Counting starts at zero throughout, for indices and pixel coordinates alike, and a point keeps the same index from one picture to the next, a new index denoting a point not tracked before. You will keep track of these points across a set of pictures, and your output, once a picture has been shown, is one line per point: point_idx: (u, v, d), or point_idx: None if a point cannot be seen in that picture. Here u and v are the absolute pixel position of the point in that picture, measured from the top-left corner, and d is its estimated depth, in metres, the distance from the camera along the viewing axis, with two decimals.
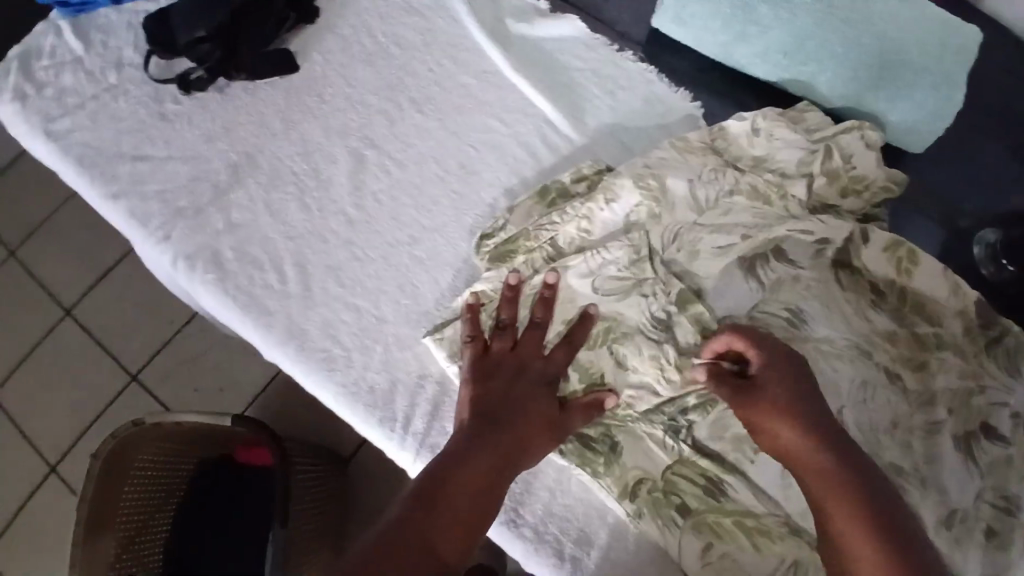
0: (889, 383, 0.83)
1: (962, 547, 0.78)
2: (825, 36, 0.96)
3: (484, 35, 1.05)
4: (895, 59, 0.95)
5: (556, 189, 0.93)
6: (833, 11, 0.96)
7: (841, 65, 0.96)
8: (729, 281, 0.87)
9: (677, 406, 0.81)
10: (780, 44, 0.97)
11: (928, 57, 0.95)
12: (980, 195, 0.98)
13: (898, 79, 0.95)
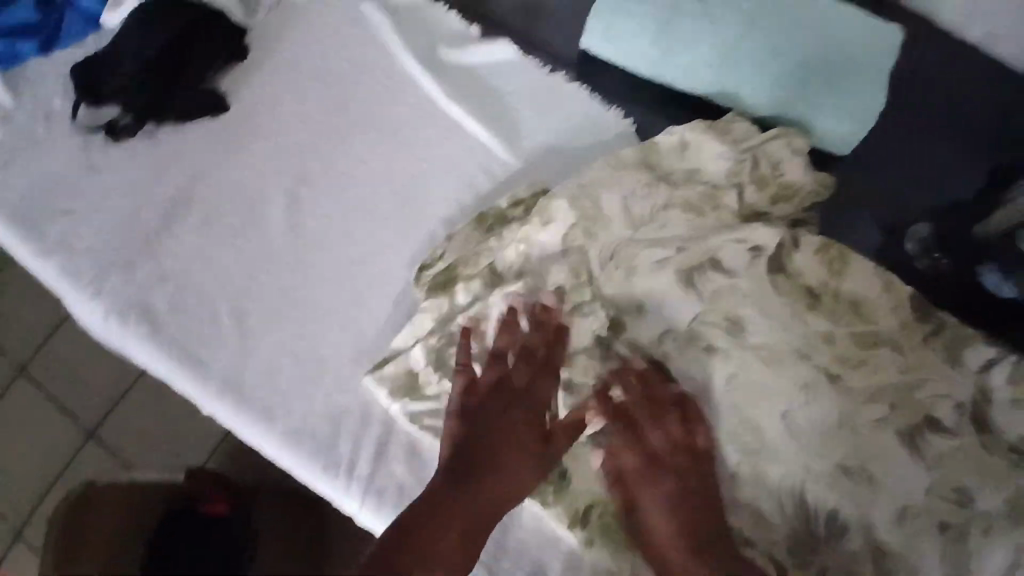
0: (831, 385, 0.85)
1: (912, 543, 0.80)
2: (746, 49, 0.99)
3: (415, 65, 1.05)
4: (815, 66, 0.98)
5: (493, 215, 0.93)
6: (753, 24, 0.99)
7: (764, 75, 0.98)
8: (670, 296, 0.89)
9: None
10: (705, 58, 0.99)
11: (850, 64, 0.98)
12: (909, 192, 1.00)
13: (824, 86, 0.97)
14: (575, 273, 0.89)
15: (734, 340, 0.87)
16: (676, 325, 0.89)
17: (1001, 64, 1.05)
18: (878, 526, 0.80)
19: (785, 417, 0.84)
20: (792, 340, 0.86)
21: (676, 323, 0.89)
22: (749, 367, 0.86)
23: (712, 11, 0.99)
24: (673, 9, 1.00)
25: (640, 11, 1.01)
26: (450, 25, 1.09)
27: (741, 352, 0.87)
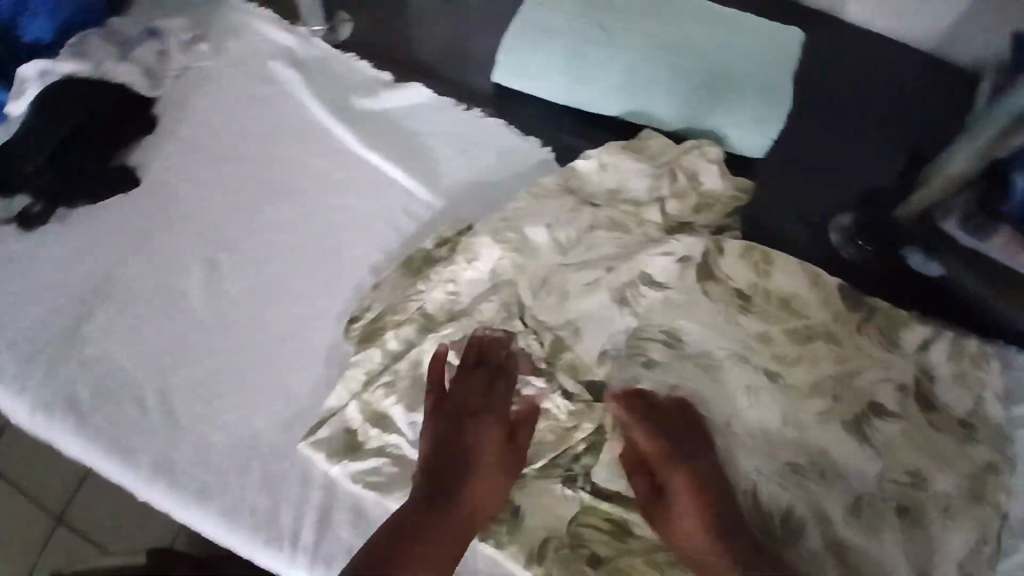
0: (770, 383, 0.85)
1: (876, 536, 0.79)
2: (650, 66, 1.01)
3: (329, 116, 1.05)
4: (719, 76, 1.00)
5: (419, 257, 0.92)
6: (654, 43, 1.02)
7: (671, 88, 1.00)
8: (603, 316, 0.89)
9: (569, 455, 0.83)
10: (613, 79, 1.01)
11: (751, 71, 1.01)
12: (830, 182, 1.02)
13: (729, 94, 0.99)
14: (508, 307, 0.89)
15: (673, 352, 0.87)
16: (616, 344, 0.88)
17: (896, 53, 1.10)
18: (842, 521, 0.79)
19: (731, 421, 0.84)
20: (730, 345, 0.87)
21: (614, 342, 0.89)
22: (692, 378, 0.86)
23: (612, 35, 1.02)
24: (576, 36, 1.02)
25: (544, 41, 1.03)
26: (361, 74, 1.09)
27: (681, 363, 0.87)
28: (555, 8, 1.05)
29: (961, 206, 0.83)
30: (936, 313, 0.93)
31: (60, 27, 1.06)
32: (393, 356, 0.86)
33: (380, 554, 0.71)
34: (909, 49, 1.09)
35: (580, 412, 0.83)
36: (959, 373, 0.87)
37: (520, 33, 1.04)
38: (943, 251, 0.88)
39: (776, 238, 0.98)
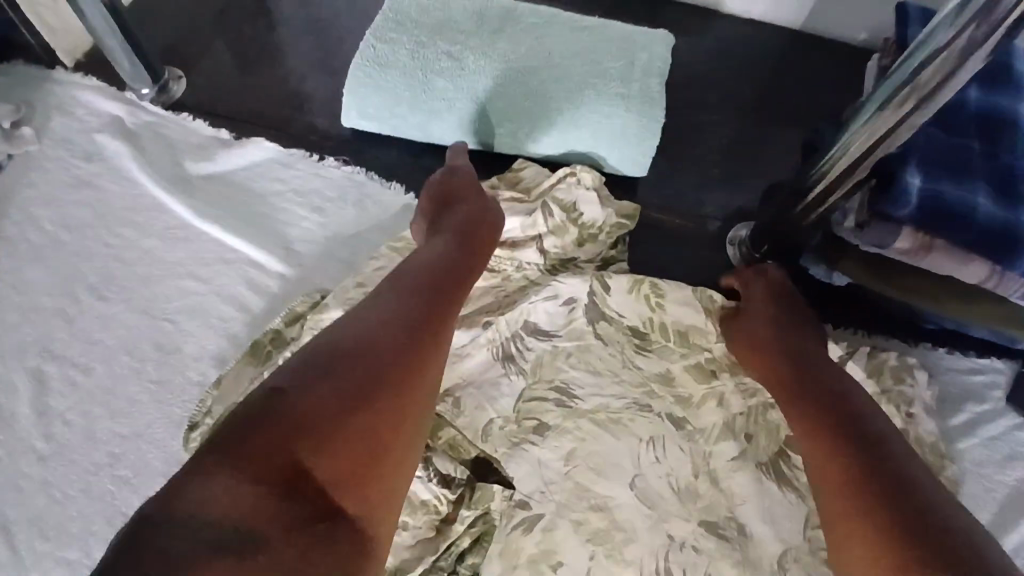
0: (676, 431, 0.76)
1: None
2: (510, 91, 0.92)
3: (161, 188, 0.93)
4: (585, 91, 0.91)
5: (268, 339, 0.80)
6: (512, 65, 0.93)
7: (536, 112, 0.91)
8: (483, 382, 0.78)
9: (453, 555, 0.72)
10: (472, 110, 0.92)
11: (620, 83, 0.92)
12: (721, 191, 0.93)
13: (600, 108, 0.90)
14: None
15: (565, 412, 0.77)
16: (503, 413, 0.77)
17: (778, 39, 1.01)
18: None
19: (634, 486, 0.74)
20: (629, 397, 0.77)
21: (500, 409, 0.77)
22: (587, 442, 0.75)
23: (465, 63, 0.93)
24: (423, 68, 0.92)
25: (390, 75, 0.92)
26: (199, 135, 0.98)
27: (576, 424, 0.76)
28: (399, 37, 0.94)
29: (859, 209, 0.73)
30: (847, 327, 0.84)
31: None
32: None
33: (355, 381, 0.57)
34: (790, 35, 1.02)
35: (463, 500, 0.73)
36: (883, 391, 0.76)
37: (362, 68, 0.93)
38: (843, 258, 0.79)
39: (667, 264, 0.90)
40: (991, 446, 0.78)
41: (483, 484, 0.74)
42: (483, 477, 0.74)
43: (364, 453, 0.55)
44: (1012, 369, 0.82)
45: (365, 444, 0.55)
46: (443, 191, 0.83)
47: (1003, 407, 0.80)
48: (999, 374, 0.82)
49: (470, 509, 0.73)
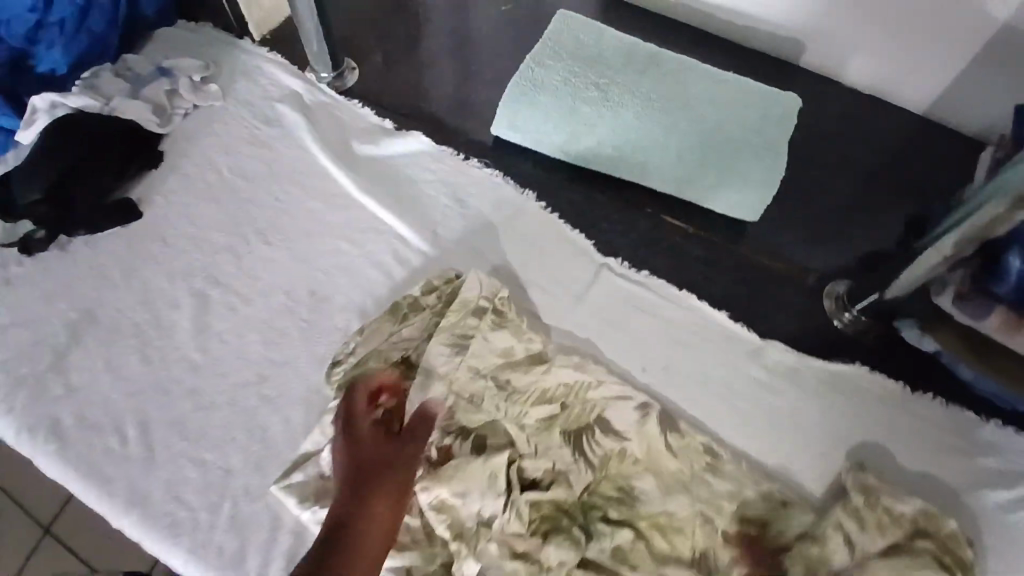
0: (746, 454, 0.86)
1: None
2: (646, 127, 1.03)
3: (329, 158, 1.06)
4: (714, 139, 1.03)
5: (407, 303, 0.90)
6: (651, 104, 1.04)
7: (666, 150, 1.02)
8: (587, 396, 0.85)
9: (550, 529, 0.76)
10: (609, 138, 1.03)
11: (751, 135, 1.03)
12: (828, 250, 1.01)
13: (725, 158, 1.01)
14: (495, 374, 0.84)
15: (646, 445, 0.82)
16: (602, 426, 0.84)
17: (899, 119, 1.10)
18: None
19: (713, 496, 0.80)
20: (716, 428, 0.88)
21: (600, 422, 0.84)
22: (679, 452, 0.82)
23: (611, 97, 1.05)
24: (574, 94, 1.04)
25: (544, 97, 1.04)
26: (365, 121, 1.10)
27: (657, 453, 0.82)
28: (556, 64, 1.07)
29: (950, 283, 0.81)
30: (927, 391, 0.90)
31: (75, 61, 1.09)
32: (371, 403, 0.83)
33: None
34: (910, 117, 1.10)
35: (558, 474, 0.80)
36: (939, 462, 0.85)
37: (520, 87, 1.05)
38: (935, 325, 0.87)
39: (765, 307, 0.97)
40: None
41: (576, 470, 0.80)
42: (579, 466, 0.80)
43: None
44: None
45: None
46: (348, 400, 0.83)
47: None
48: None
49: (563, 485, 0.79)
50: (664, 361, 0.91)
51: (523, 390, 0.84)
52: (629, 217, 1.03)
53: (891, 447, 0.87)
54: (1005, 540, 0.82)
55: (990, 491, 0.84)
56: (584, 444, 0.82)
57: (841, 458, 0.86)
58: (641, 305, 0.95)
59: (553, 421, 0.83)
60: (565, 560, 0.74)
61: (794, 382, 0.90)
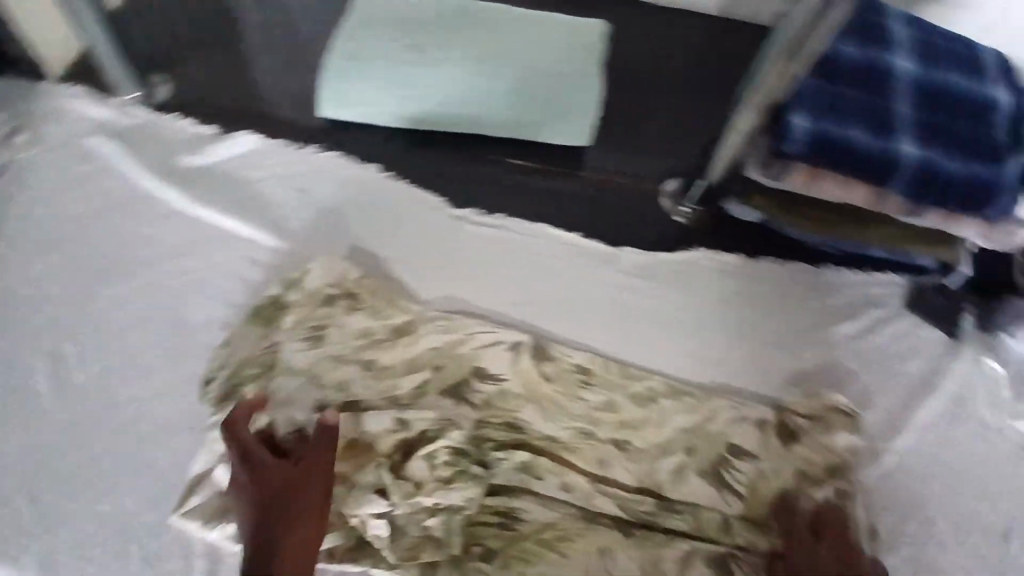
0: (621, 356, 0.93)
1: (754, 496, 0.83)
2: (473, 80, 1.02)
3: (155, 180, 1.01)
4: (540, 77, 1.04)
5: (267, 304, 0.89)
6: (473, 56, 1.04)
7: (497, 98, 1.02)
8: (458, 351, 0.88)
9: (454, 467, 0.80)
10: (441, 98, 1.01)
11: (569, 62, 1.06)
12: (658, 153, 1.08)
13: (553, 94, 1.05)
14: (358, 356, 0.85)
15: (523, 380, 0.88)
16: (479, 375, 0.87)
17: (696, 21, 1.17)
18: (721, 476, 0.84)
19: (589, 409, 0.88)
20: (591, 339, 0.94)
21: (476, 371, 0.87)
22: (557, 375, 0.89)
23: (431, 56, 1.02)
24: (391, 60, 1.01)
25: (362, 69, 1.00)
26: (185, 132, 1.05)
27: (534, 385, 0.88)
28: (369, 35, 1.03)
29: (755, 154, 0.87)
30: (763, 255, 1.00)
31: None
32: None
33: None
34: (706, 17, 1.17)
35: (446, 422, 0.82)
36: (780, 310, 0.97)
37: (337, 64, 1.00)
38: (755, 196, 0.94)
39: (619, 217, 1.03)
40: (893, 341, 0.95)
41: (464, 416, 0.84)
42: (463, 413, 0.84)
43: None
44: (908, 285, 0.99)
45: None
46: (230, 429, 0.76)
47: (903, 311, 0.97)
48: (895, 286, 0.98)
49: (451, 430, 0.81)
50: (529, 291, 0.95)
51: (389, 365, 0.85)
52: (474, 166, 1.03)
53: (739, 316, 0.96)
54: (844, 364, 0.94)
55: (832, 327, 0.96)
56: (464, 393, 0.86)
57: (701, 336, 0.95)
58: (497, 245, 0.97)
59: (427, 387, 0.85)
60: (471, 496, 0.79)
61: (647, 279, 0.98)
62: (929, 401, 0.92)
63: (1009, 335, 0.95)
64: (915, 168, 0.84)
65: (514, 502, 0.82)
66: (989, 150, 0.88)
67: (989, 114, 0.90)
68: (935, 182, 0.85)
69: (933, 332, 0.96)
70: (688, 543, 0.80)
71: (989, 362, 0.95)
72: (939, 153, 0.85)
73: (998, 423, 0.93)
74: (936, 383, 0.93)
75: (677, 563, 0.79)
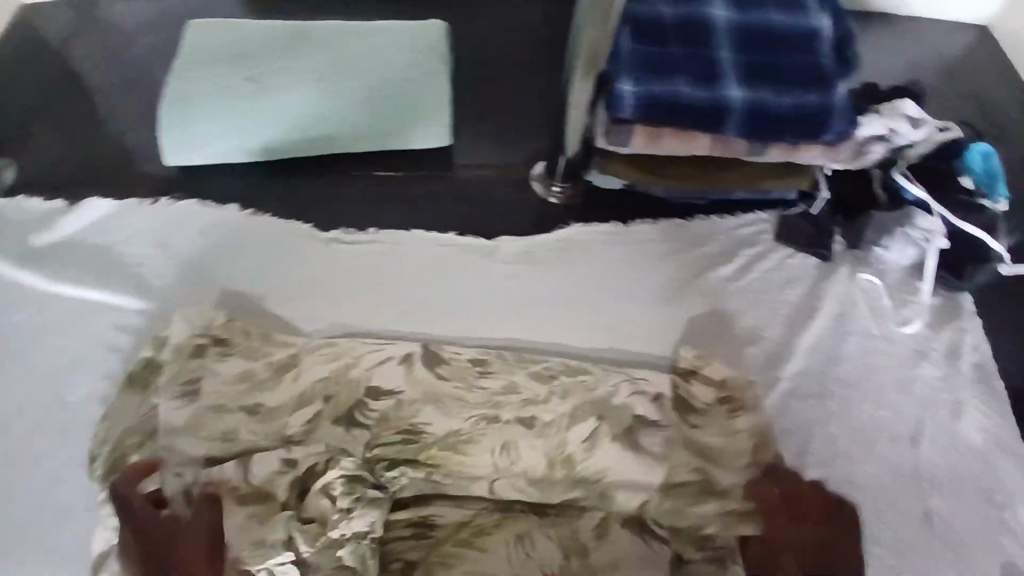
0: (517, 341, 0.93)
1: (669, 457, 0.81)
2: (312, 101, 1.00)
3: (7, 261, 0.97)
4: (381, 84, 1.02)
5: (142, 368, 0.88)
6: (309, 75, 1.01)
7: (340, 113, 1.00)
8: (349, 376, 0.86)
9: (350, 495, 0.76)
10: (282, 124, 0.99)
11: (410, 66, 1.05)
12: (521, 138, 1.09)
13: (396, 97, 1.02)
14: (240, 402, 0.83)
15: (419, 388, 0.86)
16: (373, 394, 0.86)
17: (533, 18, 1.23)
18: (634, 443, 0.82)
19: (491, 398, 0.86)
20: (482, 335, 0.92)
21: (370, 391, 0.86)
22: (454, 373, 0.88)
23: (266, 83, 1.00)
24: (229, 96, 0.99)
25: (201, 109, 0.98)
26: (34, 208, 1.01)
27: (432, 390, 0.86)
28: (204, 76, 1.01)
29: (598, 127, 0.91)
30: (637, 219, 1.03)
31: None
32: None
33: None
34: (542, 14, 1.23)
35: (336, 451, 0.80)
36: (663, 266, 0.99)
37: (175, 109, 0.98)
38: (612, 164, 0.97)
39: (494, 207, 1.03)
40: (769, 274, 1.00)
41: (355, 440, 0.82)
42: (357, 437, 0.83)
43: None
44: (775, 217, 1.05)
45: None
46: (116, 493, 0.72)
47: (776, 244, 1.02)
48: (765, 223, 1.04)
49: (342, 457, 0.79)
50: (413, 299, 0.94)
51: (277, 405, 0.84)
52: (340, 184, 1.02)
53: (625, 281, 0.98)
54: (729, 305, 0.97)
55: (709, 272, 0.99)
56: (357, 417, 0.84)
57: (591, 306, 0.96)
58: (370, 262, 0.96)
59: (320, 417, 0.84)
60: (375, 518, 0.76)
61: (529, 260, 0.98)
62: (814, 322, 0.96)
63: (881, 249, 1.01)
64: (746, 109, 0.87)
65: (427, 509, 0.80)
66: (817, 78, 0.90)
67: (813, 44, 0.92)
68: (767, 119, 0.88)
69: (807, 259, 1.01)
70: (606, 509, 0.81)
71: (864, 276, 1.00)
72: (765, 92, 0.88)
73: (880, 329, 0.96)
74: (820, 304, 0.97)
75: (595, 532, 0.80)
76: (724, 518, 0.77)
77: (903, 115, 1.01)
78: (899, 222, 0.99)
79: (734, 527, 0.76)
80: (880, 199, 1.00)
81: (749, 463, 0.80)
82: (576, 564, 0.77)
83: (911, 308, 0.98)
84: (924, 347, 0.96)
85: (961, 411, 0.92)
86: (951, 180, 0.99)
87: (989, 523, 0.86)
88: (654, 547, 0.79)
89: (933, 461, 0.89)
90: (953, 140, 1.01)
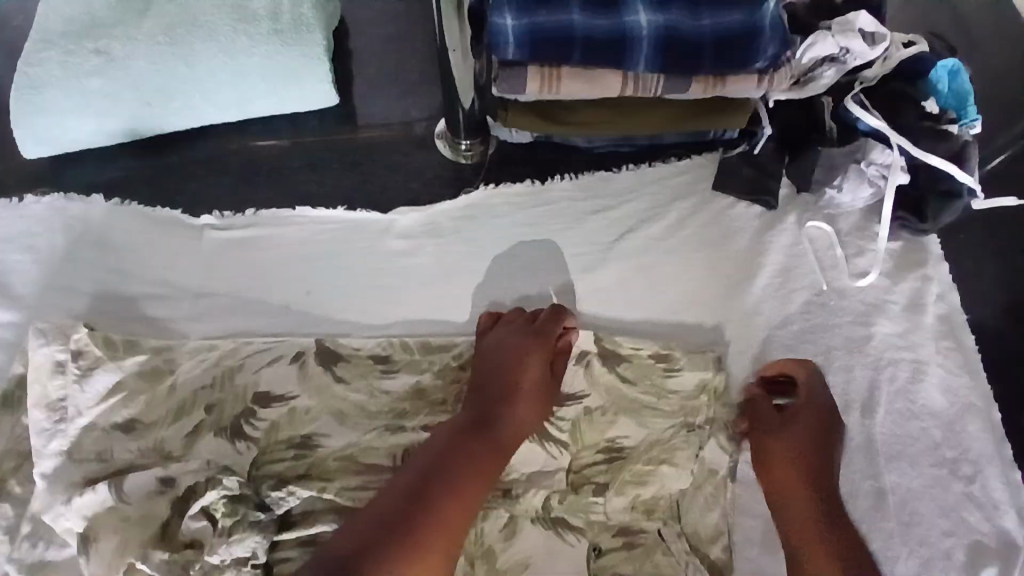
0: (422, 328, 0.83)
1: (577, 440, 0.75)
2: (165, 65, 0.85)
3: None
4: (241, 32, 0.86)
5: (14, 386, 0.79)
6: (158, 34, 0.87)
7: (201, 73, 0.85)
8: (234, 382, 0.78)
9: (234, 517, 0.66)
10: (136, 96, 0.86)
11: (276, 6, 0.89)
12: (423, 97, 0.97)
13: (258, 48, 0.86)
14: (111, 419, 0.75)
15: (314, 390, 0.78)
16: (261, 400, 0.77)
17: None
18: (544, 431, 0.75)
19: (393, 403, 0.77)
20: (385, 322, 0.84)
21: (259, 397, 0.78)
22: (351, 372, 0.79)
23: (111, 49, 0.86)
24: (70, 73, 0.85)
25: (45, 92, 0.84)
26: None
27: (327, 392, 0.78)
28: (43, 52, 0.86)
29: (490, 75, 0.78)
30: (555, 175, 0.92)
31: None
32: (27, 500, 0.75)
33: (439, 493, 0.63)
34: None
35: (218, 472, 0.71)
36: (590, 230, 0.88)
37: (13, 94, 0.85)
38: (512, 120, 0.84)
39: (393, 179, 0.92)
40: (707, 230, 0.88)
41: (241, 456, 0.74)
42: (241, 452, 0.74)
43: (448, 524, 0.62)
44: (714, 161, 0.92)
45: (446, 517, 0.62)
46: (312, 372, 0.79)
47: (714, 193, 0.90)
48: (703, 167, 0.92)
49: (225, 477, 0.70)
50: (305, 288, 0.85)
51: (152, 421, 0.76)
52: (224, 164, 0.92)
53: (547, 250, 0.87)
54: (663, 267, 0.86)
55: (638, 230, 0.88)
56: (245, 428, 0.76)
57: (506, 283, 0.85)
58: (253, 252, 0.86)
59: (202, 427, 0.76)
60: (258, 542, 0.66)
61: (434, 235, 0.87)
62: (757, 281, 0.85)
63: (834, 189, 0.88)
64: (655, 40, 0.75)
65: (314, 528, 0.69)
66: None
67: None
68: (680, 49, 0.75)
69: (749, 209, 0.89)
70: (523, 484, 0.73)
71: (814, 225, 0.88)
72: (679, 15, 0.75)
73: (831, 283, 0.86)
74: (762, 260, 0.86)
75: (504, 532, 0.71)
76: (634, 515, 0.72)
77: (857, 29, 0.84)
78: (851, 158, 0.86)
79: (643, 524, 0.72)
80: (831, 131, 0.88)
81: (667, 432, 0.75)
82: (480, 569, 0.70)
83: (868, 259, 0.87)
84: (881, 301, 0.85)
85: (923, 372, 0.82)
86: (913, 104, 0.85)
87: (950, 497, 0.77)
88: (568, 541, 0.71)
89: (890, 432, 0.79)
90: (914, 58, 0.87)
